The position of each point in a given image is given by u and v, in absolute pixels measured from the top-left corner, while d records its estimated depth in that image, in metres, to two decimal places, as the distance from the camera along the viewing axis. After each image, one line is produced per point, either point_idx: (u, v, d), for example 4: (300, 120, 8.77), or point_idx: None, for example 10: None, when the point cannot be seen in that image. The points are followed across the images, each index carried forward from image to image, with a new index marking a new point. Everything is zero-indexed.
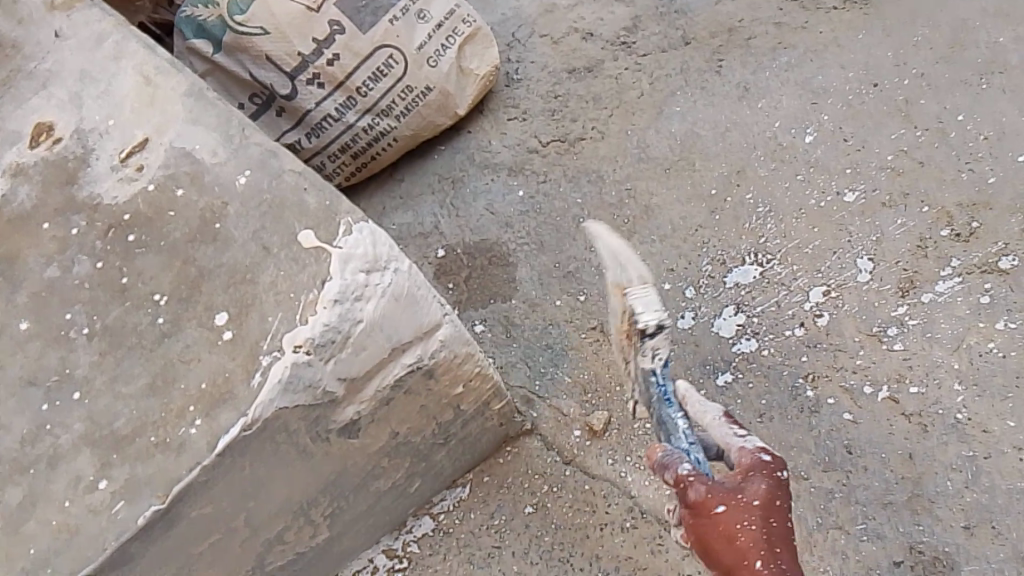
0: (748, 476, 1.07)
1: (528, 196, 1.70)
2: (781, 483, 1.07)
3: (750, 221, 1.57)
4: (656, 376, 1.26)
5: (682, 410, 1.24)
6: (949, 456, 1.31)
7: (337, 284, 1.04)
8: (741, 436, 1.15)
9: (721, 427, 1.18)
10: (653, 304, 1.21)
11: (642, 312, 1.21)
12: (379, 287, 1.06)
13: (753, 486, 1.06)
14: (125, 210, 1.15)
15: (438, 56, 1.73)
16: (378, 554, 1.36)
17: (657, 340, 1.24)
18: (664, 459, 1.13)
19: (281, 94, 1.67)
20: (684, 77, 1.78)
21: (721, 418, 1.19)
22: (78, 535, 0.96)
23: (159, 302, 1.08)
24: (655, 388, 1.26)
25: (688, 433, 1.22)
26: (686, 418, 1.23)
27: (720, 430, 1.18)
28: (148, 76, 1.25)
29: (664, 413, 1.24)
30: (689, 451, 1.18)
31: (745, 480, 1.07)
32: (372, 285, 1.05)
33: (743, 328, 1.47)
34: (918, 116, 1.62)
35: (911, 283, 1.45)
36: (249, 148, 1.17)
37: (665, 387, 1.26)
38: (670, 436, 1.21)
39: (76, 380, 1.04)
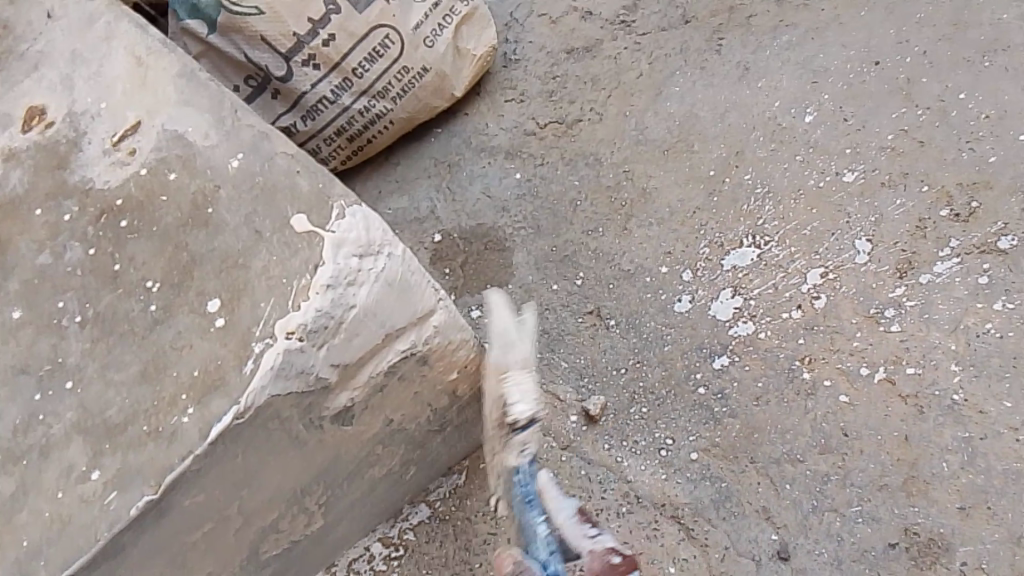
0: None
1: (524, 178, 1.69)
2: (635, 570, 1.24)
3: (748, 203, 1.56)
4: (520, 475, 1.22)
5: (543, 516, 1.25)
6: (945, 438, 1.30)
7: (330, 269, 1.03)
8: (590, 537, 1.26)
9: (574, 528, 1.26)
10: (527, 394, 1.17)
11: (517, 404, 1.16)
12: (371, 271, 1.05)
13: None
14: (117, 196, 1.14)
15: (434, 37, 1.71)
16: (374, 542, 1.36)
17: (529, 434, 1.20)
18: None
19: (276, 76, 1.65)
20: (683, 57, 1.76)
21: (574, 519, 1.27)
22: (72, 522, 0.96)
23: (151, 289, 1.07)
24: (517, 488, 1.23)
25: (550, 540, 1.25)
26: (546, 524, 1.25)
27: (574, 531, 1.26)
28: (140, 57, 1.23)
29: (525, 518, 1.24)
30: (550, 562, 1.23)
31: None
32: (365, 270, 1.05)
33: (738, 312, 1.46)
34: (920, 95, 1.60)
35: (910, 265, 1.44)
36: (241, 130, 1.15)
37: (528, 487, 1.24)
38: (530, 550, 1.24)
39: (69, 367, 1.04)
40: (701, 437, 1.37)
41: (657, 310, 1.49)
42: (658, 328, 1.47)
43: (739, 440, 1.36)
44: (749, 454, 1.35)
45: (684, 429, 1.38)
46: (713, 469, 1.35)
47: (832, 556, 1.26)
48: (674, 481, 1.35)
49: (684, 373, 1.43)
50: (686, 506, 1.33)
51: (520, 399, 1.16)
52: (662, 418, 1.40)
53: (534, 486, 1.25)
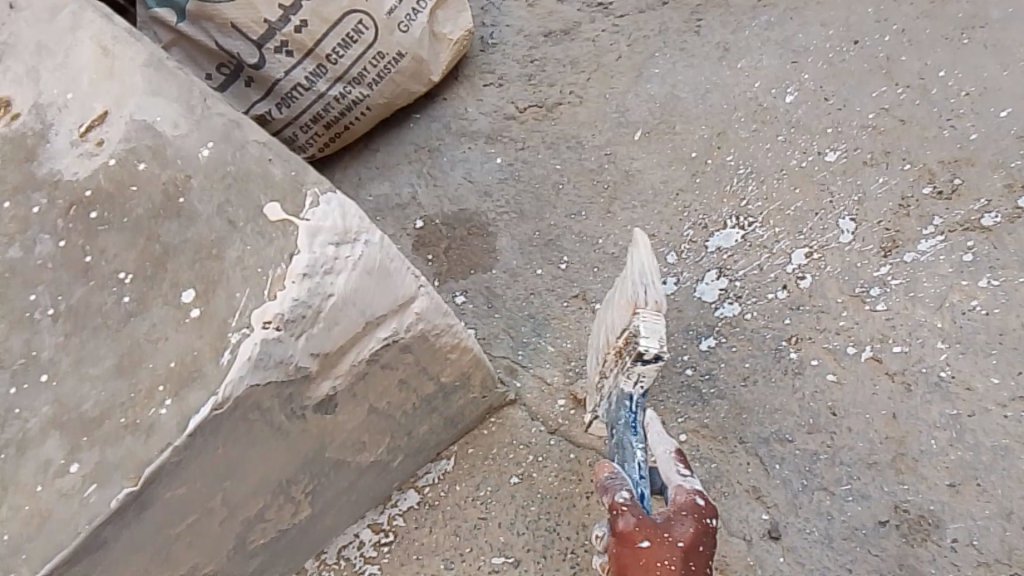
0: (676, 516, 1.09)
1: (506, 163, 1.67)
2: (710, 530, 1.09)
3: (732, 183, 1.55)
4: (628, 402, 1.21)
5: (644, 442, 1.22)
6: (933, 414, 1.30)
7: (303, 260, 1.00)
8: (683, 475, 1.17)
9: (669, 463, 1.20)
10: (658, 333, 1.11)
11: (644, 341, 1.11)
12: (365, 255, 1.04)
13: (679, 526, 1.08)
14: (86, 187, 1.11)
15: (410, 21, 1.67)
16: (364, 528, 1.34)
17: None
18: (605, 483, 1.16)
19: (249, 63, 1.62)
20: (663, 38, 1.74)
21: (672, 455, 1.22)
22: (48, 522, 0.93)
23: (124, 281, 1.04)
24: (624, 412, 1.21)
25: (642, 463, 1.19)
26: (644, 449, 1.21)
27: (668, 466, 1.20)
28: (106, 45, 1.19)
29: (625, 439, 1.21)
30: (639, 485, 1.17)
31: (672, 522, 1.08)
32: (340, 263, 1.02)
33: (723, 293, 1.45)
34: (900, 73, 1.60)
35: (894, 243, 1.44)
36: (211, 119, 1.12)
37: (634, 416, 1.22)
38: (624, 464, 1.20)
39: (42, 363, 1.01)
40: (689, 420, 1.36)
41: None
42: None
43: (728, 422, 1.35)
44: (737, 435, 1.34)
45: (672, 412, 1.37)
46: (702, 451, 1.34)
47: (823, 535, 1.26)
48: None
49: (670, 356, 1.42)
50: None
51: (649, 335, 1.11)
52: (649, 402, 1.39)
53: (641, 417, 1.23)
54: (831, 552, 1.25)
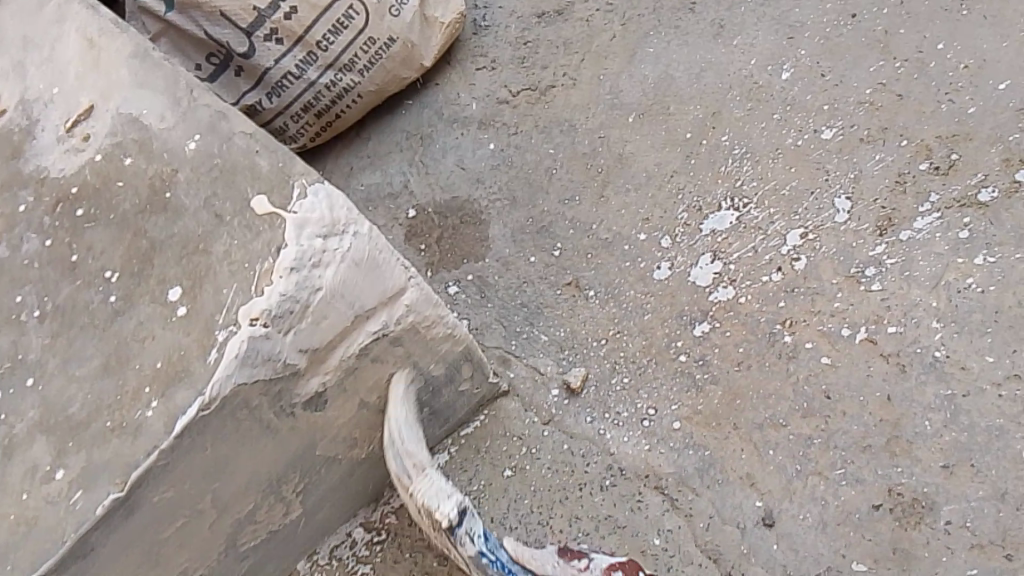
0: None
1: (498, 149, 1.65)
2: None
3: (726, 164, 1.53)
4: (486, 555, 1.15)
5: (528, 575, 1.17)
6: (928, 396, 1.30)
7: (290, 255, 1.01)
8: (585, 569, 1.23)
9: (564, 568, 1.22)
10: None
11: None
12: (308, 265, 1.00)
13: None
14: (73, 183, 1.10)
15: (400, 5, 1.65)
16: (356, 527, 1.35)
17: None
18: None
19: (238, 52, 1.60)
20: (656, 17, 1.71)
21: (560, 560, 1.23)
22: (40, 521, 0.94)
23: (110, 280, 1.04)
24: (493, 566, 1.15)
25: None
26: None
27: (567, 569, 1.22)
28: (91, 38, 1.18)
29: None
30: None
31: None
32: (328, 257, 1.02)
33: (717, 277, 1.44)
34: (898, 47, 1.57)
35: (890, 222, 1.42)
36: (197, 112, 1.11)
37: (500, 559, 1.16)
38: None
39: (32, 362, 1.01)
40: (684, 406, 1.36)
41: (636, 279, 1.47)
42: (639, 297, 1.45)
43: (722, 407, 1.35)
44: (732, 420, 1.34)
45: (666, 398, 1.37)
46: (696, 436, 1.34)
47: (817, 519, 1.26)
48: (659, 450, 1.34)
49: (665, 341, 1.41)
50: (670, 476, 1.32)
51: None
52: (644, 387, 1.39)
53: (506, 555, 1.17)
54: (825, 537, 1.25)
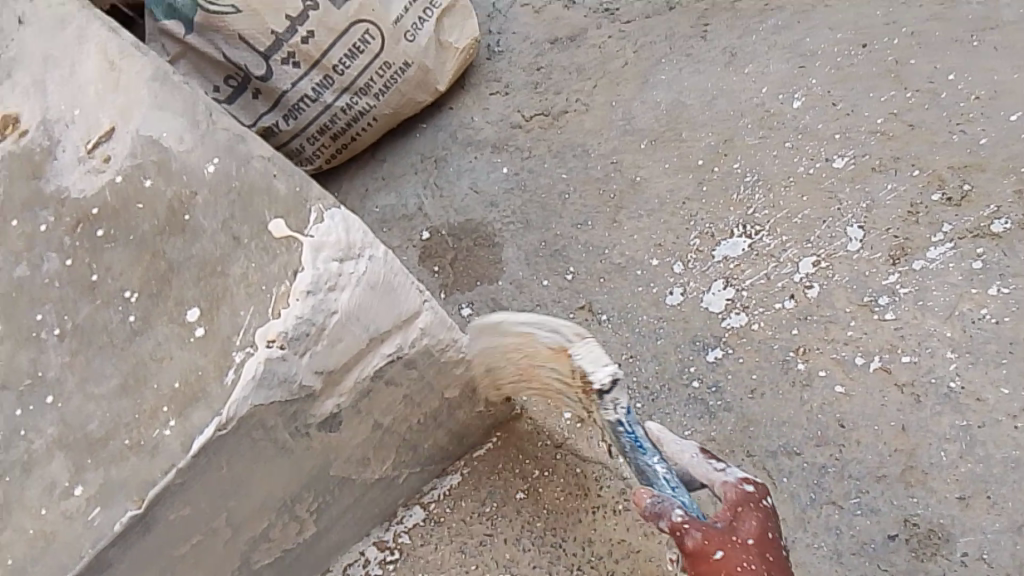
0: (735, 515, 1.09)
1: (511, 172, 1.66)
2: (768, 513, 1.10)
3: (738, 190, 1.54)
4: (623, 425, 1.19)
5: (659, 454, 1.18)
6: (943, 426, 1.29)
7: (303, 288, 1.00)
8: (721, 469, 1.15)
9: (701, 464, 1.16)
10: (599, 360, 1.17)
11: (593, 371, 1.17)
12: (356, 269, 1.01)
13: (744, 524, 1.08)
14: (93, 204, 1.11)
15: (416, 30, 1.68)
16: (369, 547, 1.33)
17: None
18: (655, 507, 1.09)
19: (255, 75, 1.62)
20: (669, 44, 1.73)
21: (698, 454, 1.17)
22: (55, 541, 0.94)
23: (129, 300, 1.04)
24: (625, 436, 1.18)
25: (669, 476, 1.16)
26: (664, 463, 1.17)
27: (700, 467, 1.16)
28: (111, 60, 1.20)
29: (641, 461, 1.17)
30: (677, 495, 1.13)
31: (733, 522, 1.08)
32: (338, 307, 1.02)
33: (731, 304, 1.44)
34: (910, 77, 1.58)
35: (903, 251, 1.42)
36: (216, 135, 1.12)
37: (635, 432, 1.18)
38: (653, 485, 1.15)
39: (49, 381, 1.02)
40: (696, 432, 1.36)
41: (649, 304, 1.47)
42: (651, 322, 1.45)
43: (735, 434, 1.34)
44: (745, 447, 1.33)
45: (679, 424, 1.37)
46: None
47: (832, 549, 1.25)
48: None
49: (677, 367, 1.41)
50: None
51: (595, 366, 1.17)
52: (656, 413, 1.38)
53: (643, 432, 1.20)
54: (840, 567, 1.24)
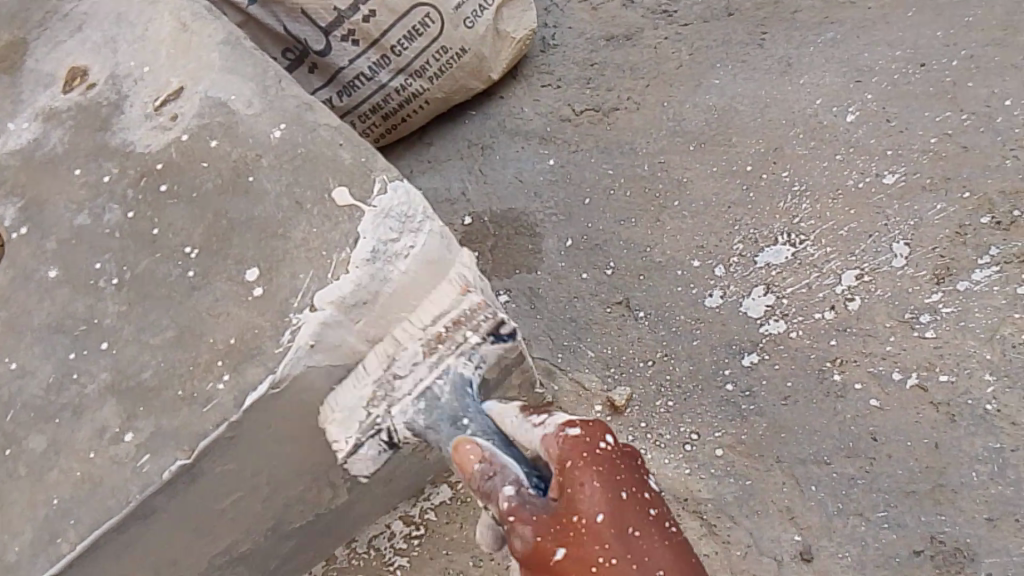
0: (566, 482, 0.95)
1: (557, 165, 1.68)
2: (633, 489, 0.96)
3: (785, 199, 1.54)
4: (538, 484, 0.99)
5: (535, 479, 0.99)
6: (976, 448, 1.29)
7: (441, 331, 1.06)
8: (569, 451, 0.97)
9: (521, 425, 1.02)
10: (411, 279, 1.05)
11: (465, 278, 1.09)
12: (418, 356, 1.05)
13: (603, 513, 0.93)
14: (157, 159, 1.14)
15: (474, 17, 1.69)
16: (395, 520, 1.38)
17: None
18: (487, 487, 0.97)
19: (314, 50, 1.63)
20: (724, 49, 1.74)
21: (519, 415, 1.03)
22: (103, 484, 0.97)
23: (189, 255, 1.07)
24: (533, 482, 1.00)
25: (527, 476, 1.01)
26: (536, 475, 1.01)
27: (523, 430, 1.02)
28: (184, 23, 1.23)
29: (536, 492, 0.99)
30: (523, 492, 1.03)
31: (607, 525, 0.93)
32: (526, 406, 1.04)
33: (520, 405, 1.05)
34: (965, 100, 1.57)
35: (948, 271, 1.42)
36: (284, 101, 1.15)
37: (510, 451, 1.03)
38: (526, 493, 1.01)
39: (105, 329, 1.05)
40: (727, 435, 1.37)
41: (687, 304, 1.48)
42: (688, 323, 1.46)
43: (765, 440, 1.35)
44: (775, 453, 1.34)
45: (710, 425, 1.38)
46: (738, 467, 1.34)
47: (856, 559, 1.26)
48: (698, 477, 1.35)
49: (712, 368, 1.42)
50: (709, 503, 1.33)
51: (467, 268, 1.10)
52: (687, 413, 1.40)
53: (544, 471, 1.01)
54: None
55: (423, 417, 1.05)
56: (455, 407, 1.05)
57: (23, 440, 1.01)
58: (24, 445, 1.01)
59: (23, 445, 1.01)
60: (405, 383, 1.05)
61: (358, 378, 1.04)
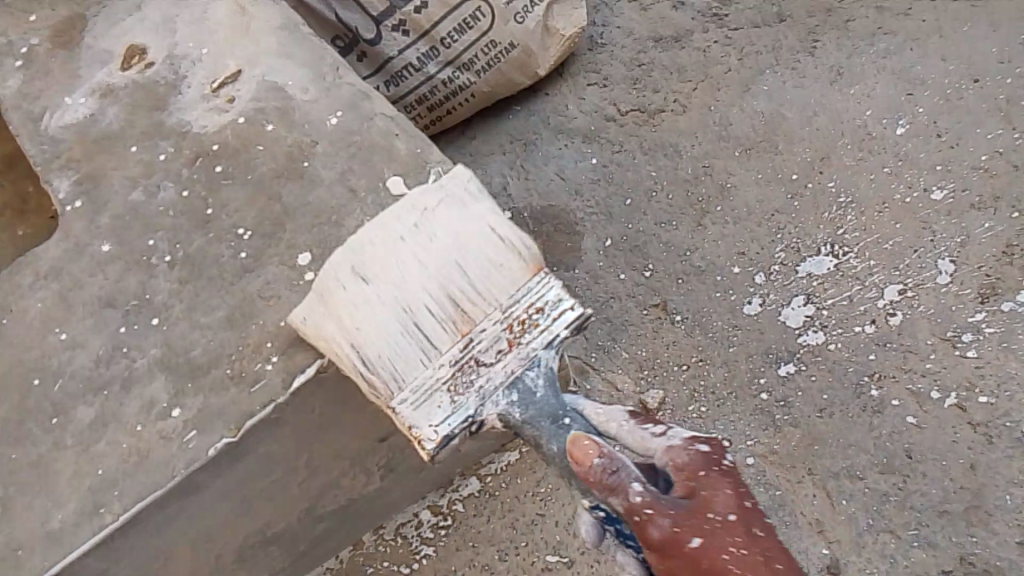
0: (696, 486, 0.93)
1: (600, 164, 1.68)
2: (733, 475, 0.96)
3: (830, 210, 1.53)
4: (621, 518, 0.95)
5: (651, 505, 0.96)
6: (1014, 471, 1.28)
7: (522, 315, 0.95)
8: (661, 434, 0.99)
9: (632, 431, 0.99)
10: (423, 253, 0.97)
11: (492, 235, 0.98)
12: (500, 343, 0.95)
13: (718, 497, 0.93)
14: (213, 141, 1.17)
15: (525, 12, 1.69)
16: (423, 509, 1.40)
17: None
18: (611, 481, 0.89)
19: (364, 38, 1.63)
20: (774, 55, 1.73)
21: (629, 421, 1.00)
22: (151, 456, 1.00)
23: (241, 236, 1.10)
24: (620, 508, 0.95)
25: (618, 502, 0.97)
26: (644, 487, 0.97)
27: (635, 435, 0.99)
28: (242, 6, 1.26)
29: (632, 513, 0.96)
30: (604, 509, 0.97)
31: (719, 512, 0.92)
32: (525, 336, 0.95)
33: (512, 337, 0.95)
34: (1019, 117, 1.55)
35: (993, 290, 1.40)
36: (341, 88, 1.17)
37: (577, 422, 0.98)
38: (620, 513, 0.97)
39: (156, 305, 1.08)
40: (759, 444, 1.37)
41: (726, 310, 1.48)
42: (725, 329, 1.46)
43: (798, 451, 1.35)
44: (808, 464, 1.34)
45: (742, 433, 1.38)
46: (769, 477, 1.35)
47: None
48: None
49: (747, 376, 1.42)
50: None
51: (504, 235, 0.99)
52: (720, 420, 1.40)
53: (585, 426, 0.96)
54: None
55: (517, 409, 0.94)
56: (465, 357, 0.94)
57: (73, 410, 1.04)
58: (72, 416, 1.04)
59: (72, 415, 1.04)
60: (490, 372, 0.94)
61: (427, 360, 0.93)
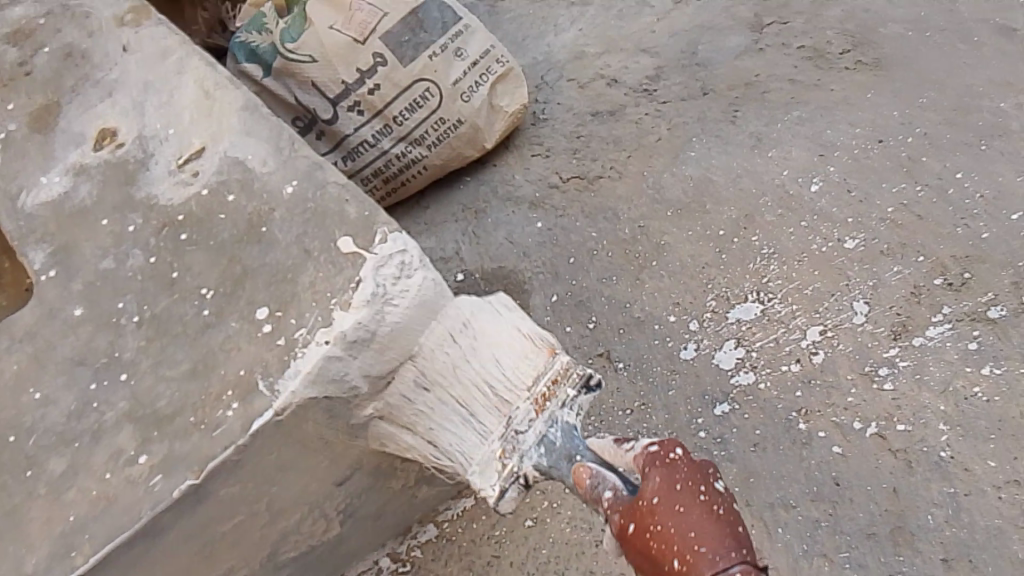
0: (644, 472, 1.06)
1: (545, 227, 1.80)
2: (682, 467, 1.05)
3: (756, 261, 1.66)
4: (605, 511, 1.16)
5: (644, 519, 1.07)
6: (932, 492, 1.37)
7: (543, 390, 1.16)
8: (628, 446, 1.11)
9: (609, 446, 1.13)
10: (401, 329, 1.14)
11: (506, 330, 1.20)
12: (530, 413, 1.15)
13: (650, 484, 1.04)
14: (179, 211, 1.26)
15: (471, 92, 1.84)
16: (383, 556, 1.45)
17: None
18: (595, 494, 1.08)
19: (322, 118, 1.79)
20: (700, 125, 1.89)
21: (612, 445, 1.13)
22: (116, 504, 1.05)
23: (205, 295, 1.18)
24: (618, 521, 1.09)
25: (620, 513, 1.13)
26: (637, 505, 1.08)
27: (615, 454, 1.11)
28: (208, 90, 1.37)
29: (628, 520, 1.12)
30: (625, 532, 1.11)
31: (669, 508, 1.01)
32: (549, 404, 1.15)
33: (538, 406, 1.15)
34: (920, 172, 1.72)
35: (904, 328, 1.53)
36: (297, 160, 1.28)
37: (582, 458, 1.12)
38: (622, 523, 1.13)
39: (123, 362, 1.15)
40: None
41: (664, 357, 1.58)
42: (665, 374, 1.56)
43: (735, 488, 1.43)
44: (745, 497, 1.42)
45: None
46: None
47: None
48: None
49: (686, 418, 1.51)
50: None
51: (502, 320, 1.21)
52: None
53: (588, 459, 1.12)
54: None
55: (545, 458, 1.13)
56: (506, 430, 1.15)
57: (42, 464, 1.09)
58: (42, 468, 1.09)
59: (42, 468, 1.09)
60: (527, 436, 1.14)
61: (483, 439, 1.16)
